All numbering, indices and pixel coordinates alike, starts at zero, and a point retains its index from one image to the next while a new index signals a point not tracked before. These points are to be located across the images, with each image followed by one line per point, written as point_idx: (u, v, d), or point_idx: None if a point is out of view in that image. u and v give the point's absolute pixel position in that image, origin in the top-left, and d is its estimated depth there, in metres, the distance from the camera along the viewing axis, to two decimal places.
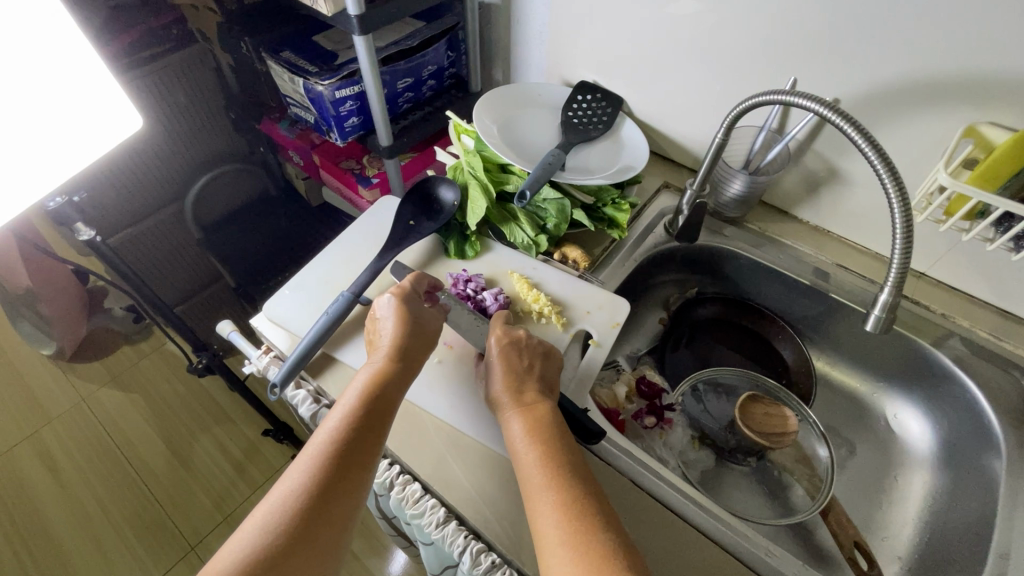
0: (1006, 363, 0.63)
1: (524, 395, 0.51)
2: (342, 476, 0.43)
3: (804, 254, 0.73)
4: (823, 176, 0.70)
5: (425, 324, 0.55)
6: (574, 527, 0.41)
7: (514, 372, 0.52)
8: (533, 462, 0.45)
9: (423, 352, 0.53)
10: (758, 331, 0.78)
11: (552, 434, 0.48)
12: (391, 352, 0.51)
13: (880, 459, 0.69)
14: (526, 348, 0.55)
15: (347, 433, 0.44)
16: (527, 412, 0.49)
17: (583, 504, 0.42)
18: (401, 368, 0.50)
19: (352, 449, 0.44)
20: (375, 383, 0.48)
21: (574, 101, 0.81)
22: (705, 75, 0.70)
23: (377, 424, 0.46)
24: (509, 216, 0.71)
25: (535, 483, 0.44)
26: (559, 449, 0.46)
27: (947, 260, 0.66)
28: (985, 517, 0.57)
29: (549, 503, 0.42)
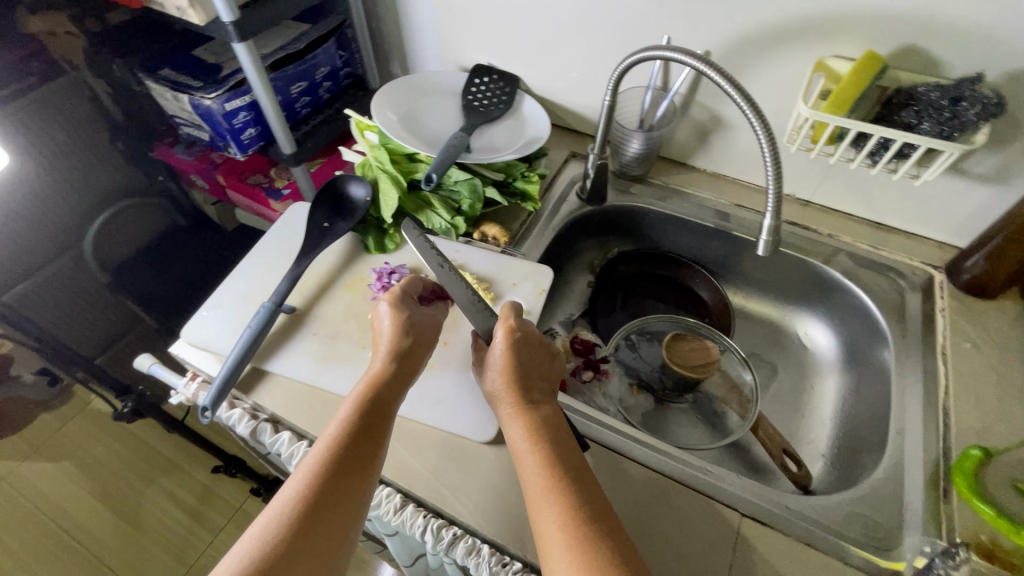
0: (884, 268, 0.71)
1: (529, 393, 0.49)
2: (340, 488, 0.41)
3: (705, 200, 0.79)
4: (709, 125, 0.76)
5: (422, 331, 0.54)
6: (576, 533, 0.38)
7: (521, 366, 0.50)
8: (535, 462, 0.43)
9: (421, 360, 0.53)
10: (677, 278, 0.83)
11: (556, 434, 0.46)
12: (388, 357, 0.50)
13: (798, 374, 0.75)
14: (535, 346, 0.53)
15: (342, 440, 0.43)
16: (532, 409, 0.47)
17: (587, 508, 0.40)
18: (397, 373, 0.50)
19: (346, 458, 0.42)
20: (375, 393, 0.47)
21: (472, 85, 0.83)
22: (590, 44, 0.75)
23: (374, 435, 0.45)
24: (423, 203, 0.70)
25: (537, 488, 0.42)
26: (561, 450, 0.45)
27: (825, 186, 0.74)
28: (879, 403, 0.64)
29: (550, 503, 0.40)
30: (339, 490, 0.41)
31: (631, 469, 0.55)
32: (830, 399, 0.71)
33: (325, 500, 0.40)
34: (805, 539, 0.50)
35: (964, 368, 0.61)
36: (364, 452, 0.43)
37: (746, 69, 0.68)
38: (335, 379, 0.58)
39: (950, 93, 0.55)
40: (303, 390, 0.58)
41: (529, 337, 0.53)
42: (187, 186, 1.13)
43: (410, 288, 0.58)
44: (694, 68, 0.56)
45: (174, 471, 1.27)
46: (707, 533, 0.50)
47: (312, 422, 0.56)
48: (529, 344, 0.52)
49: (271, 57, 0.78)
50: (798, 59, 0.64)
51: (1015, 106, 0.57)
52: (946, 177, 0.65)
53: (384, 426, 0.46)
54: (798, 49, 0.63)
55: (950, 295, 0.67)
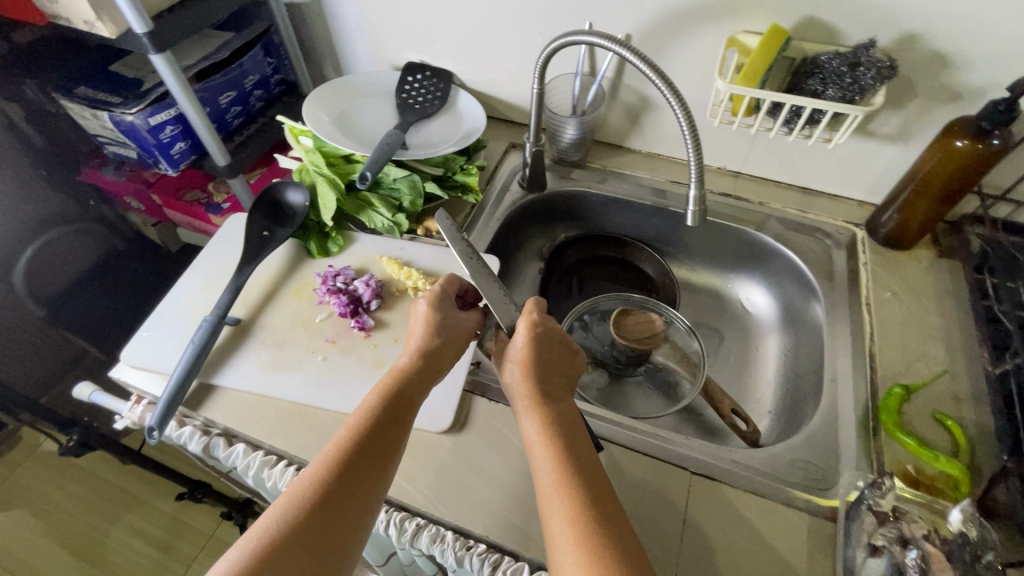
0: (812, 230, 0.75)
1: (545, 389, 0.48)
2: (351, 479, 0.40)
3: (642, 179, 0.82)
4: (639, 107, 0.78)
5: (453, 328, 0.53)
6: (583, 529, 0.37)
7: (539, 361, 0.50)
8: (547, 457, 0.42)
9: (449, 356, 0.51)
10: (623, 257, 0.85)
11: (570, 432, 0.45)
12: (415, 350, 0.50)
13: (743, 337, 0.79)
14: (557, 342, 0.52)
15: (358, 433, 0.42)
16: (548, 405, 0.47)
17: (595, 504, 0.39)
18: (423, 368, 0.49)
19: (360, 452, 0.41)
20: (397, 388, 0.46)
21: (406, 83, 0.83)
22: (517, 35, 0.76)
23: (391, 431, 0.44)
24: (363, 203, 0.70)
25: (546, 483, 0.41)
26: (577, 448, 0.43)
27: (751, 157, 0.77)
28: (815, 356, 0.68)
29: (558, 499, 0.39)
30: (352, 484, 0.40)
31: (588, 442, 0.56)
32: (773, 357, 0.75)
33: (334, 492, 0.39)
34: (755, 489, 0.52)
35: (887, 315, 0.65)
36: (378, 446, 0.43)
37: (667, 50, 0.70)
38: (286, 385, 0.57)
39: (850, 59, 0.59)
40: (253, 399, 0.57)
41: (551, 332, 0.52)
42: (123, 210, 1.09)
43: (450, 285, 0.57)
44: (617, 53, 0.58)
45: (138, 506, 1.22)
46: (661, 492, 0.52)
47: (265, 431, 0.55)
48: (551, 338, 0.52)
49: (194, 67, 0.76)
50: (713, 37, 0.67)
51: (908, 68, 0.62)
52: (856, 139, 0.70)
53: (402, 423, 0.45)
54: (712, 27, 0.66)
55: (872, 250, 0.72)
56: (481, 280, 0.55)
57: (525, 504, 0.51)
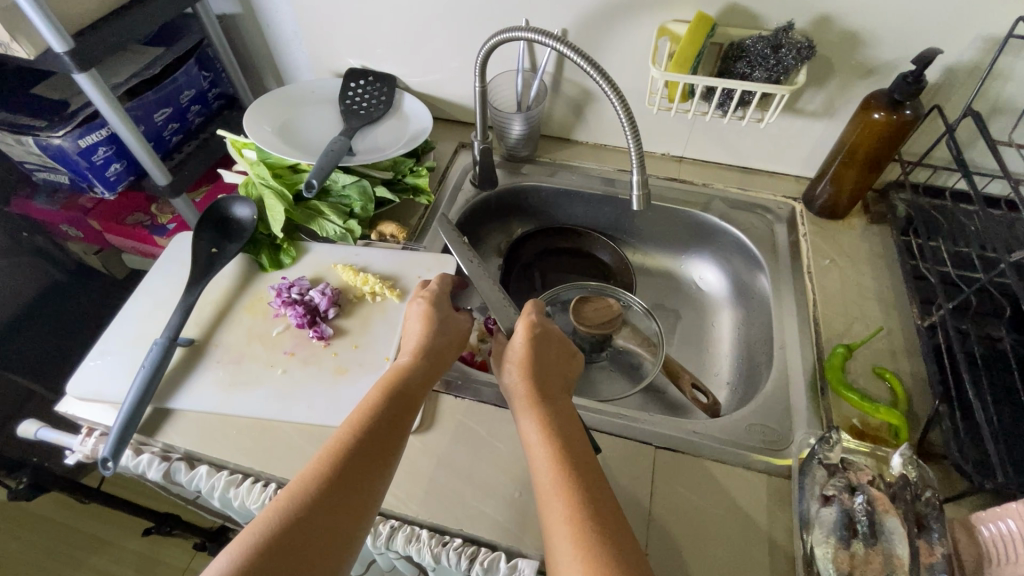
0: (753, 207, 0.79)
1: (544, 390, 0.50)
2: (356, 473, 0.41)
3: (591, 170, 0.84)
4: (582, 99, 0.80)
5: (451, 330, 0.55)
6: (580, 526, 0.38)
7: (538, 365, 0.52)
8: (546, 455, 0.43)
9: (448, 356, 0.54)
10: (579, 247, 0.87)
11: (568, 430, 0.46)
12: (416, 350, 0.52)
13: (698, 315, 0.81)
14: (552, 342, 0.55)
15: (362, 429, 0.43)
16: (546, 405, 0.48)
17: (592, 501, 0.40)
18: (424, 367, 0.51)
19: (364, 450, 0.42)
20: (402, 388, 0.48)
21: (349, 89, 0.82)
22: (458, 34, 0.77)
23: (397, 430, 0.45)
24: (313, 212, 0.69)
25: (545, 482, 0.42)
26: (574, 446, 0.45)
27: (692, 141, 0.80)
28: (764, 326, 0.71)
29: (556, 496, 0.40)
30: (357, 479, 0.41)
31: None
32: (727, 331, 0.78)
33: (338, 486, 0.40)
34: (716, 456, 0.55)
35: (827, 281, 0.69)
36: (385, 443, 0.44)
37: (603, 42, 0.72)
38: (245, 402, 0.56)
39: (773, 42, 0.62)
40: (212, 420, 0.56)
41: (549, 335, 0.55)
42: (62, 239, 1.04)
43: (444, 284, 0.60)
44: (555, 49, 0.59)
45: (103, 548, 1.17)
46: (625, 469, 0.54)
47: (228, 450, 0.54)
48: (548, 340, 0.54)
49: (124, 85, 0.73)
50: (645, 27, 0.69)
51: (825, 48, 0.66)
52: (787, 118, 0.73)
53: (403, 422, 0.46)
54: (643, 17, 0.68)
55: (810, 221, 0.76)
56: (483, 284, 0.62)
57: (496, 494, 0.52)
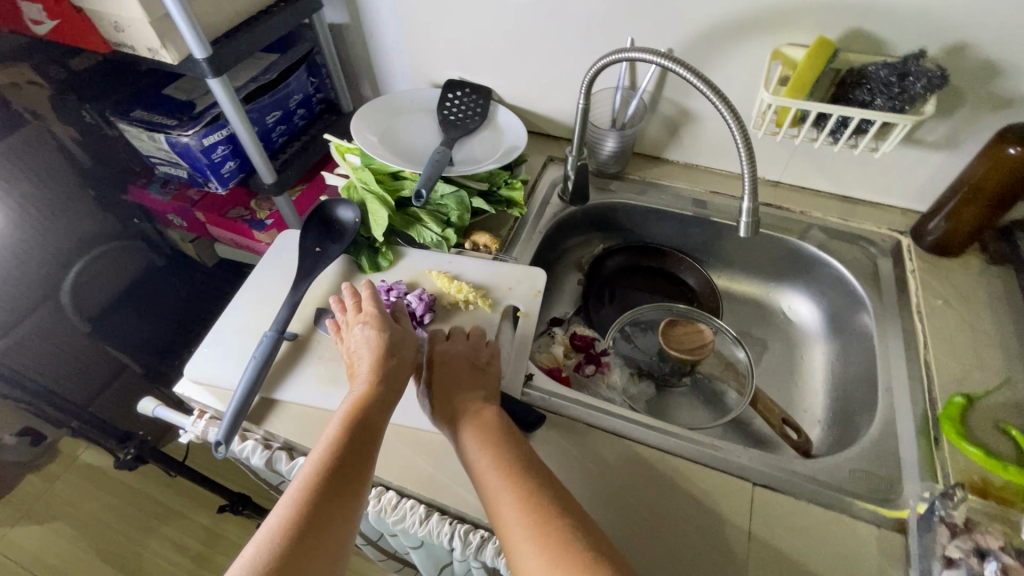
0: (856, 238, 0.75)
1: (477, 397, 0.52)
2: (328, 508, 0.40)
3: (682, 190, 0.82)
4: (679, 119, 0.79)
5: (399, 347, 0.54)
6: (534, 520, 0.41)
7: (452, 382, 0.53)
8: (491, 457, 0.46)
9: (403, 373, 0.53)
10: (662, 267, 0.85)
11: (507, 432, 0.49)
12: (370, 375, 0.51)
13: (786, 346, 0.78)
14: (466, 354, 0.57)
15: (330, 462, 0.42)
16: (483, 411, 0.50)
17: (560, 512, 0.42)
18: (383, 389, 0.50)
19: (337, 479, 0.42)
20: (363, 418, 0.47)
21: (447, 100, 0.84)
22: (559, 50, 0.77)
23: (361, 460, 0.44)
24: (412, 219, 0.72)
25: (494, 481, 0.44)
26: (515, 447, 0.47)
27: (793, 167, 0.78)
28: (864, 365, 0.67)
29: (512, 502, 0.42)
30: (325, 516, 0.40)
31: (639, 452, 0.56)
32: (819, 366, 0.74)
33: (316, 522, 0.39)
34: (819, 501, 0.52)
35: (940, 323, 0.65)
36: (350, 479, 0.42)
37: (711, 63, 0.71)
38: None
39: (900, 71, 0.59)
40: (314, 414, 0.58)
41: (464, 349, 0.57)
42: (163, 226, 1.11)
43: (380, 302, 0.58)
44: (658, 66, 0.58)
45: (176, 518, 1.24)
46: (720, 503, 0.52)
47: None
48: (461, 355, 0.56)
49: (245, 89, 0.78)
50: (758, 50, 0.68)
51: (957, 78, 0.62)
52: (903, 148, 0.70)
53: (371, 446, 0.46)
54: (757, 40, 0.67)
55: (919, 257, 0.72)
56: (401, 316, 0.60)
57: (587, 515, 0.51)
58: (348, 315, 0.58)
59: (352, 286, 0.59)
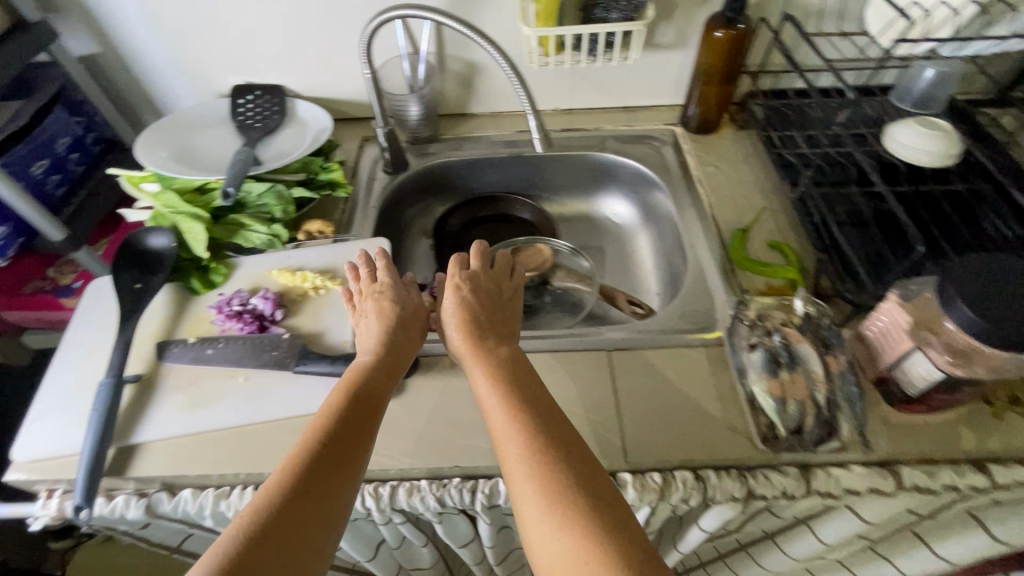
0: (642, 138, 0.88)
1: (489, 341, 0.52)
2: (321, 477, 0.40)
3: (493, 137, 0.89)
4: (469, 72, 0.85)
5: (404, 314, 0.54)
6: (537, 465, 0.41)
7: (474, 319, 0.53)
8: (499, 403, 0.46)
9: (409, 343, 0.53)
10: (499, 211, 0.92)
11: (517, 376, 0.49)
12: (368, 353, 0.50)
13: (619, 245, 0.89)
14: (481, 293, 0.56)
15: (325, 431, 0.43)
16: (494, 357, 0.50)
17: (568, 461, 0.41)
18: (382, 366, 0.50)
19: (332, 451, 0.42)
20: (361, 392, 0.47)
21: (239, 106, 0.82)
22: (336, 32, 0.79)
23: (362, 430, 0.44)
24: (235, 227, 0.70)
25: (501, 427, 0.44)
26: (525, 392, 0.47)
27: (576, 92, 0.88)
28: (675, 235, 0.80)
29: (518, 447, 0.42)
30: (318, 485, 0.40)
31: None
32: (647, 251, 0.86)
33: (306, 491, 0.39)
34: (661, 345, 0.62)
35: (715, 184, 0.79)
36: (351, 445, 0.43)
37: (475, 14, 0.78)
38: (214, 416, 0.56)
39: None
40: (184, 443, 0.55)
41: (484, 287, 0.56)
42: None
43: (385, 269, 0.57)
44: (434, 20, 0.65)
45: None
46: (588, 375, 0.60)
47: (210, 464, 0.54)
48: (483, 292, 0.56)
49: None
50: None
51: None
52: (649, 53, 0.82)
53: (369, 420, 0.45)
54: None
55: (690, 140, 0.86)
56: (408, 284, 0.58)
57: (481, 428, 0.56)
58: (355, 286, 0.58)
59: (366, 256, 0.58)
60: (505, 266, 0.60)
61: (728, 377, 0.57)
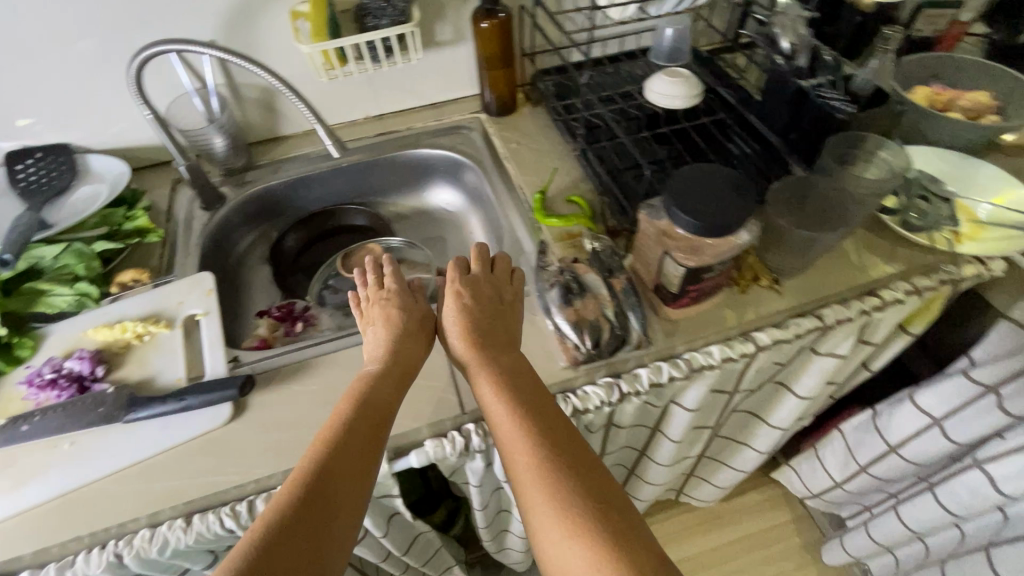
0: (451, 129, 0.94)
1: (490, 348, 0.55)
2: (331, 483, 0.44)
3: (309, 154, 0.91)
4: (266, 96, 0.87)
5: (410, 325, 0.58)
6: (544, 473, 0.45)
7: (477, 327, 0.56)
8: (505, 412, 0.49)
9: (413, 352, 0.57)
10: (334, 224, 0.94)
11: (519, 383, 0.52)
12: (374, 365, 0.54)
13: (456, 230, 0.95)
14: (483, 298, 0.59)
15: (335, 440, 0.47)
16: (496, 366, 0.54)
17: (574, 466, 0.45)
18: (388, 379, 0.54)
19: (342, 460, 0.45)
20: (368, 404, 0.50)
21: (17, 173, 0.77)
22: (109, 79, 0.77)
23: (374, 440, 0.48)
24: (34, 296, 0.66)
25: (508, 434, 0.48)
26: (528, 400, 0.51)
27: (379, 97, 0.93)
28: (494, 209, 0.87)
29: (524, 455, 0.46)
30: (330, 493, 0.43)
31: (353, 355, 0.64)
32: (479, 230, 0.93)
33: (318, 497, 0.43)
34: None
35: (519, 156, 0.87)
36: (363, 453, 0.47)
37: (253, 39, 0.79)
38: (39, 488, 0.54)
39: None
40: (10, 525, 0.52)
41: (485, 292, 0.60)
42: None
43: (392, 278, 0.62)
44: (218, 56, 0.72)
45: None
46: None
47: (43, 537, 0.51)
48: (484, 295, 0.59)
49: None
50: (280, 15, 0.78)
51: None
52: (434, 51, 0.89)
53: (375, 430, 0.49)
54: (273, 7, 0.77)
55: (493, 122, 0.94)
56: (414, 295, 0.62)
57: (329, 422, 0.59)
58: (364, 294, 0.62)
59: (373, 263, 0.63)
60: (504, 270, 0.63)
61: (540, 321, 0.65)
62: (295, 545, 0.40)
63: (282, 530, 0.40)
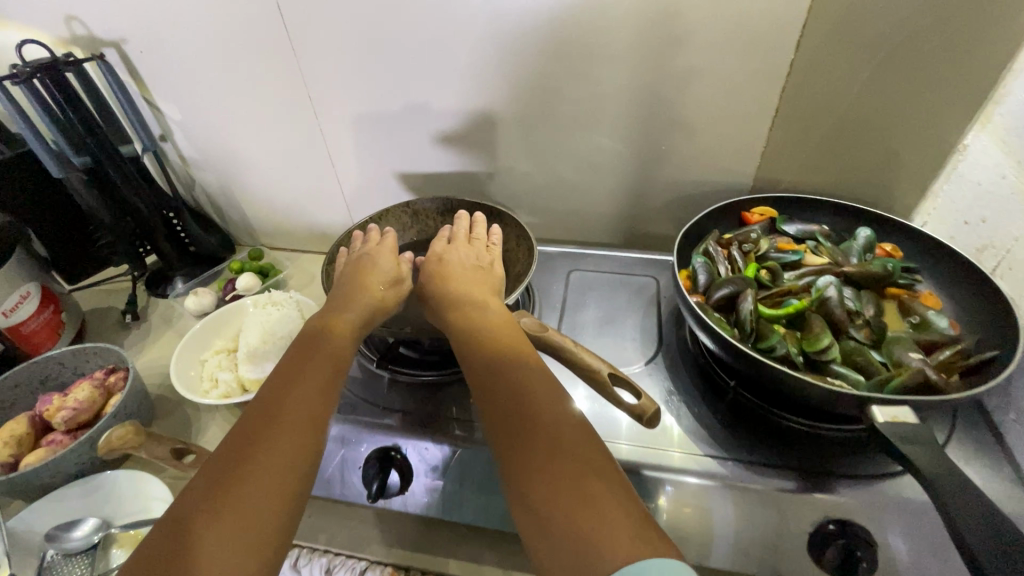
0: None
1: (451, 280, 0.55)
2: (268, 426, 0.39)
3: None
4: None
5: (379, 269, 0.58)
6: (525, 373, 0.41)
7: (451, 271, 0.56)
8: (490, 318, 0.48)
9: (376, 294, 0.56)
10: None
11: (493, 303, 0.51)
12: (336, 310, 0.53)
13: None
14: (454, 256, 0.58)
15: (285, 381, 0.44)
16: (468, 293, 0.52)
17: (519, 371, 0.41)
18: (355, 323, 0.52)
19: (290, 401, 0.41)
20: (334, 345, 0.48)
21: None
22: None
23: (320, 379, 0.44)
24: None
25: (489, 331, 0.47)
26: (496, 314, 0.49)
27: None
28: None
29: (497, 352, 0.44)
30: (274, 440, 0.38)
31: None
32: None
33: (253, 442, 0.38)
34: None
35: None
36: (324, 384, 0.44)
37: None
38: None
39: None
40: None
41: (461, 258, 0.58)
42: None
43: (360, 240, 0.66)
44: None
45: None
46: None
47: None
48: (461, 260, 0.58)
49: None
50: None
51: None
52: None
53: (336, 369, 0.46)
54: None
55: None
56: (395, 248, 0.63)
57: None
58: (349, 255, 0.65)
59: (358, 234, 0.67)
60: (482, 248, 0.61)
61: None
62: (248, 493, 0.35)
63: (234, 482, 0.36)
